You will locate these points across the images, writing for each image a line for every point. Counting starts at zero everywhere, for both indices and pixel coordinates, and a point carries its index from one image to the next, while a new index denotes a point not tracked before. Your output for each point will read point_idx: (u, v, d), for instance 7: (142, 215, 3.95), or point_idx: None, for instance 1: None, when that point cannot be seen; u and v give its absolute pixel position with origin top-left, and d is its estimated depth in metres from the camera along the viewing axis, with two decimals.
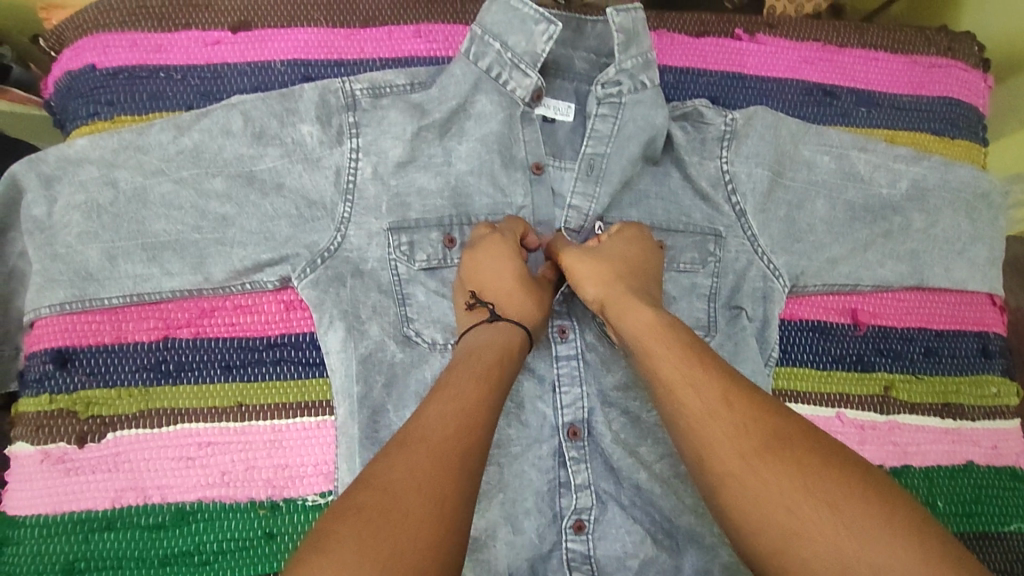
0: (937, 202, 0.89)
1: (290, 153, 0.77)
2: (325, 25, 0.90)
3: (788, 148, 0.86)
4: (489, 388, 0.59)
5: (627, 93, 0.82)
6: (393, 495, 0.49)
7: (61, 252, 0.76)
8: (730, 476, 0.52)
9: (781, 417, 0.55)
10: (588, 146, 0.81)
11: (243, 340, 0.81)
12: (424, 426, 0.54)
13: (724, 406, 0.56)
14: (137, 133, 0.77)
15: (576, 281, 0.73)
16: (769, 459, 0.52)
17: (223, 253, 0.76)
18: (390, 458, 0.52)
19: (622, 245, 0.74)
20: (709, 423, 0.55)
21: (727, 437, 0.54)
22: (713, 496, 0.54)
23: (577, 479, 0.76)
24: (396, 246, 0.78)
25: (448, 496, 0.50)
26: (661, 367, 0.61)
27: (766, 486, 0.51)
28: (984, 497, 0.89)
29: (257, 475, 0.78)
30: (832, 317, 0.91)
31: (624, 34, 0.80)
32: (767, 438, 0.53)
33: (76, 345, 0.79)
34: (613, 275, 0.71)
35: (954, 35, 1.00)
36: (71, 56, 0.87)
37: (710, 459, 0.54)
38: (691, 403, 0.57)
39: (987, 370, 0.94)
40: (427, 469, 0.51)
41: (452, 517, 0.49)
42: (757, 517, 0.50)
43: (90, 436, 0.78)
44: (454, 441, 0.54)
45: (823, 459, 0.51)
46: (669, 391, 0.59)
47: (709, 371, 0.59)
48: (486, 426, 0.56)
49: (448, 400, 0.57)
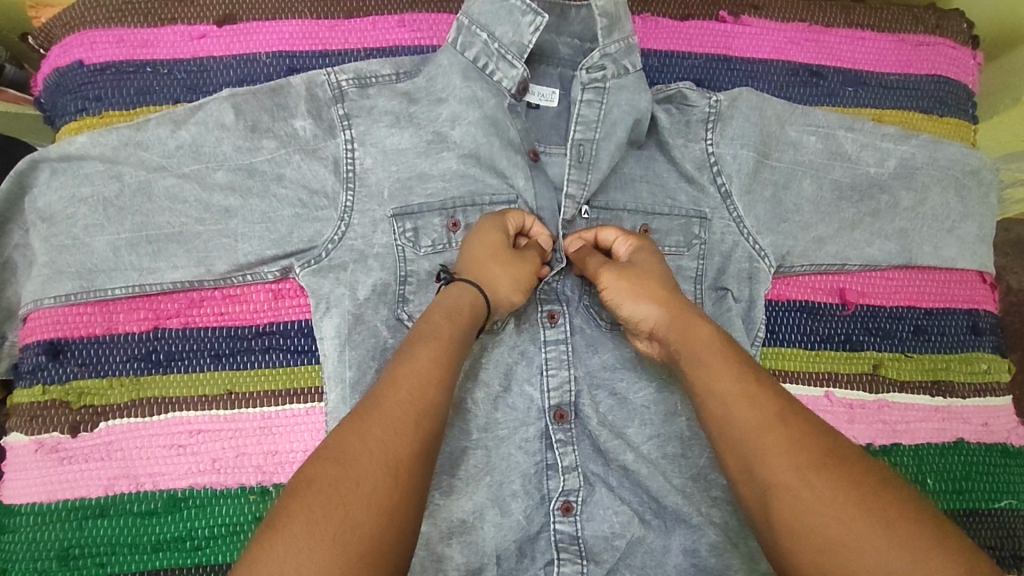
0: (926, 180, 0.88)
1: (286, 145, 0.78)
2: (310, 17, 0.91)
3: (775, 129, 0.86)
4: (443, 363, 0.61)
5: (611, 77, 0.81)
6: (348, 468, 0.51)
7: (68, 245, 0.77)
8: (783, 488, 0.52)
9: (831, 434, 0.55)
10: (576, 132, 0.80)
11: (232, 329, 0.82)
12: (382, 401, 0.56)
13: (779, 420, 0.55)
14: (135, 129, 0.78)
15: (625, 295, 0.70)
16: (824, 473, 0.51)
17: (226, 246, 0.77)
18: (347, 431, 0.54)
19: (647, 257, 0.74)
20: (763, 435, 0.55)
21: (780, 449, 0.53)
22: (756, 505, 0.54)
23: (564, 460, 0.77)
24: (401, 233, 0.78)
25: (402, 464, 0.53)
26: (717, 380, 0.60)
27: (820, 499, 0.50)
28: (974, 474, 0.89)
29: (248, 462, 0.79)
30: (820, 297, 0.91)
31: (607, 18, 0.79)
32: (823, 453, 0.53)
33: (69, 336, 0.81)
34: (664, 287, 0.70)
35: (942, 13, 1.00)
36: (60, 53, 0.89)
37: (761, 469, 0.53)
38: (745, 415, 0.56)
39: (977, 347, 0.94)
40: (382, 441, 0.53)
41: (407, 484, 0.52)
42: (810, 530, 0.50)
43: (83, 426, 0.79)
44: (411, 414, 0.56)
45: (876, 477, 0.52)
46: (720, 401, 0.58)
47: (763, 386, 0.58)
48: (439, 399, 0.58)
49: (408, 376, 0.58)
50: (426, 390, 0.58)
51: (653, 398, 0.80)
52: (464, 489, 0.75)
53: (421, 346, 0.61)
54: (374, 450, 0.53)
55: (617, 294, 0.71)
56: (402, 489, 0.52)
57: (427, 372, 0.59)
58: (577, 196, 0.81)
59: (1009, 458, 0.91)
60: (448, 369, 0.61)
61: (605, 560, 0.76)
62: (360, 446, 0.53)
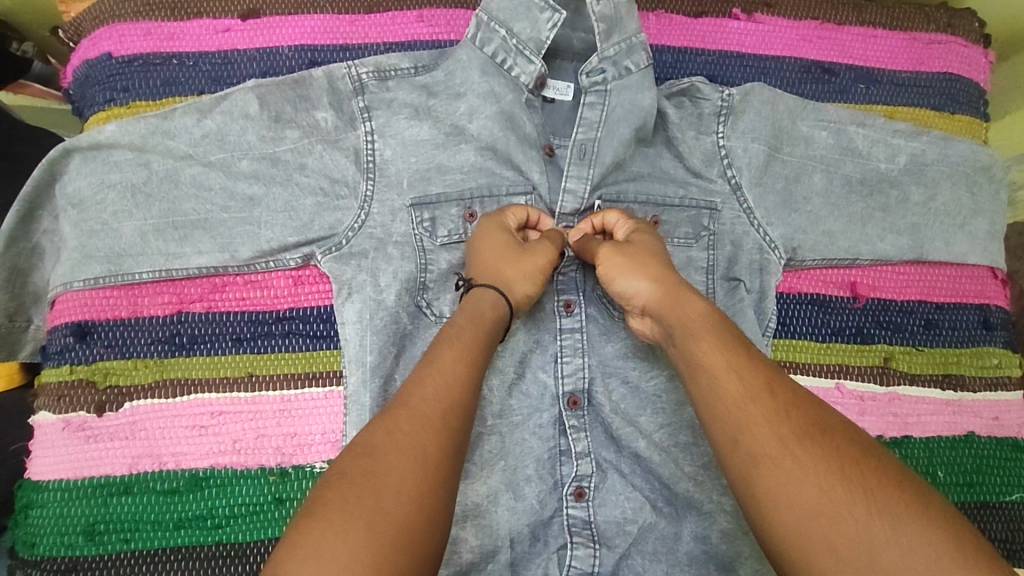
0: (936, 176, 0.89)
1: (308, 135, 0.80)
2: (331, 12, 0.93)
3: (786, 124, 0.87)
4: (470, 363, 0.62)
5: (612, 80, 0.82)
6: (378, 457, 0.54)
7: (97, 230, 0.79)
8: (767, 458, 0.53)
9: (816, 408, 0.56)
10: (578, 133, 0.82)
11: (253, 314, 0.84)
12: (409, 397, 0.58)
13: (766, 393, 0.57)
14: (162, 118, 0.80)
15: (620, 271, 0.72)
16: (806, 443, 0.53)
17: (250, 233, 0.80)
18: (377, 427, 0.56)
19: (642, 238, 0.75)
20: (749, 407, 0.56)
21: (766, 420, 0.55)
22: (739, 476, 0.55)
23: (577, 447, 0.78)
24: (419, 223, 0.80)
25: (427, 456, 0.55)
26: (708, 354, 0.61)
27: (802, 467, 0.52)
28: (984, 467, 0.89)
29: (267, 443, 0.81)
30: (831, 290, 0.91)
31: (604, 24, 0.81)
32: (807, 424, 0.54)
33: (95, 319, 0.83)
34: (660, 266, 0.72)
35: (954, 12, 1.01)
36: (90, 46, 0.91)
37: (745, 441, 0.55)
38: (732, 388, 0.58)
39: (988, 342, 0.94)
40: (407, 432, 0.55)
41: (433, 475, 0.54)
42: (791, 499, 0.51)
43: (109, 406, 0.81)
44: (438, 409, 0.58)
45: (861, 448, 0.53)
46: (710, 373, 0.60)
47: (753, 360, 0.60)
48: (467, 398, 0.60)
49: (433, 374, 0.60)
50: (455, 389, 0.60)
51: (665, 386, 0.80)
52: (478, 473, 0.77)
53: (446, 346, 0.63)
54: (401, 442, 0.55)
55: (613, 270, 0.73)
56: (429, 482, 0.54)
57: (454, 370, 0.61)
58: (577, 191, 0.82)
59: (1021, 453, 0.91)
60: (474, 370, 0.62)
61: (616, 545, 0.77)
62: (388, 438, 0.55)
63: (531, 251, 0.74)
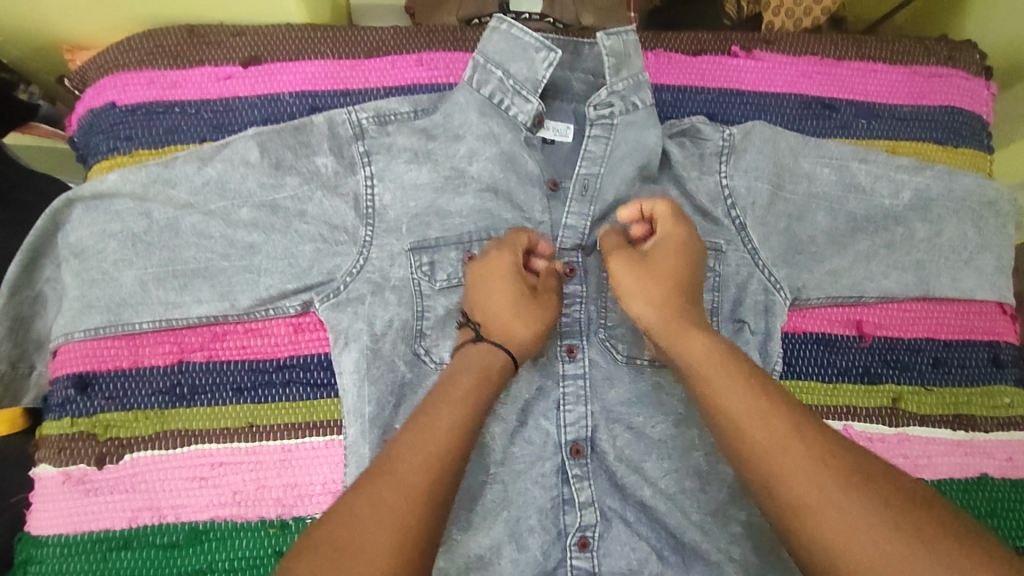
0: (941, 211, 0.88)
1: (309, 182, 0.80)
2: (331, 57, 0.94)
3: (787, 161, 0.87)
4: (462, 428, 0.61)
5: (619, 114, 0.83)
6: (355, 532, 0.53)
7: (98, 278, 0.80)
8: (818, 513, 0.52)
9: (845, 446, 0.56)
10: (581, 167, 0.83)
11: (253, 362, 0.84)
12: (393, 464, 0.57)
13: (797, 438, 0.56)
14: (163, 166, 0.80)
15: (629, 293, 0.70)
16: (851, 490, 0.52)
17: (250, 281, 0.80)
18: (357, 496, 0.55)
19: (669, 261, 0.71)
20: (786, 457, 0.55)
21: (806, 470, 0.54)
22: (789, 532, 0.54)
23: (580, 496, 0.77)
24: (418, 267, 0.80)
25: (405, 534, 0.54)
26: (732, 398, 0.59)
27: (854, 519, 0.51)
28: (999, 511, 0.87)
29: (268, 495, 0.80)
30: (837, 329, 0.90)
31: (614, 58, 0.81)
32: (845, 468, 0.54)
33: (96, 370, 0.83)
34: (676, 296, 0.68)
35: (954, 45, 1.00)
36: (94, 94, 0.92)
37: (789, 493, 0.54)
38: (764, 436, 0.56)
39: (999, 380, 0.93)
40: (389, 506, 0.55)
41: (409, 552, 0.53)
42: (852, 555, 0.50)
43: (109, 458, 0.81)
44: (421, 480, 0.57)
45: (899, 486, 0.53)
46: (736, 421, 0.58)
47: (774, 400, 0.59)
48: (455, 466, 0.59)
49: (420, 438, 0.59)
50: (440, 452, 0.59)
51: (671, 432, 0.79)
52: (481, 524, 0.76)
53: (442, 406, 0.63)
54: (379, 516, 0.54)
55: (625, 287, 0.70)
56: (403, 559, 0.53)
57: (445, 435, 0.60)
58: (578, 226, 0.82)
59: None
60: (466, 434, 0.61)
61: None
62: (366, 511, 0.54)
63: (539, 307, 0.74)
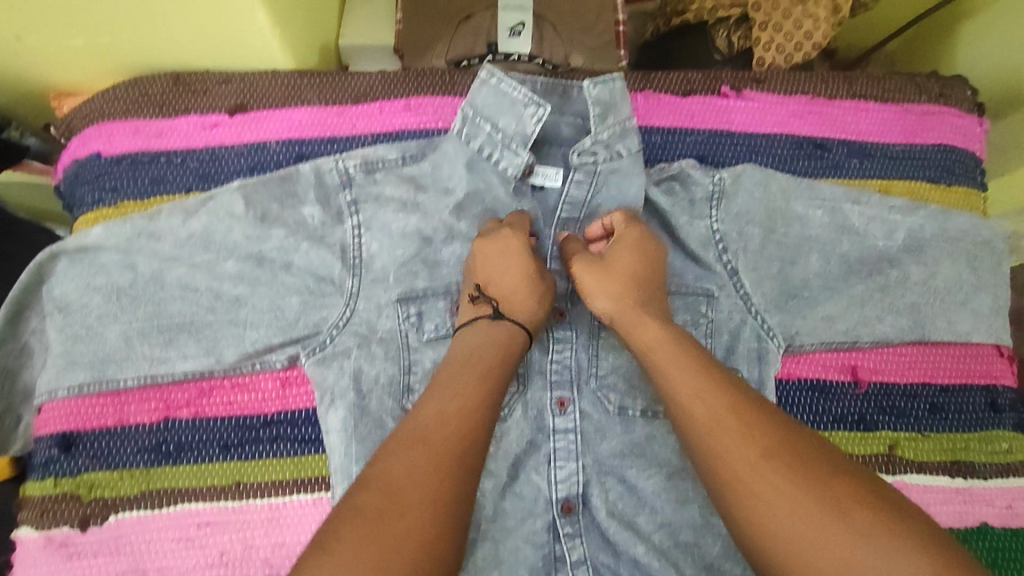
0: (936, 253, 0.87)
1: (295, 233, 0.79)
2: (318, 104, 0.93)
3: (779, 204, 0.86)
4: (486, 386, 0.64)
5: (603, 162, 0.82)
6: (393, 485, 0.55)
7: (83, 334, 0.79)
8: (744, 485, 0.55)
9: (783, 425, 0.59)
10: (561, 213, 0.84)
11: (240, 418, 0.83)
12: (419, 424, 0.60)
13: (732, 416, 0.59)
14: (147, 219, 0.79)
15: (591, 287, 0.73)
16: (776, 464, 0.55)
17: (236, 334, 0.79)
18: (391, 453, 0.58)
19: (627, 256, 0.75)
20: (718, 432, 0.59)
21: (737, 444, 0.57)
22: (721, 504, 0.57)
23: (572, 555, 0.76)
24: (406, 318, 0.79)
25: (442, 483, 0.56)
26: (677, 379, 0.64)
27: (778, 491, 0.54)
28: (999, 560, 0.86)
29: (255, 555, 0.79)
30: (831, 375, 0.89)
31: (599, 106, 0.81)
32: (775, 444, 0.57)
33: (80, 429, 0.81)
34: (633, 287, 0.73)
35: (945, 82, 1.00)
36: (80, 144, 0.91)
37: (720, 465, 0.57)
38: (700, 412, 0.61)
39: (997, 425, 0.92)
40: (422, 461, 0.57)
41: (451, 497, 0.56)
42: (773, 525, 0.53)
43: (93, 519, 0.80)
44: (450, 433, 0.59)
45: (831, 466, 0.56)
46: (678, 399, 0.63)
47: (716, 382, 0.63)
48: (483, 420, 0.61)
49: (444, 398, 0.62)
50: (466, 408, 0.61)
51: (664, 486, 0.78)
52: None
53: (453, 371, 0.65)
54: (414, 469, 0.56)
55: (587, 283, 0.74)
56: (446, 504, 0.55)
57: (471, 396, 0.63)
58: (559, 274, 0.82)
59: None
60: (492, 391, 0.64)
61: None
62: (404, 463, 0.57)
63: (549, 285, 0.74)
